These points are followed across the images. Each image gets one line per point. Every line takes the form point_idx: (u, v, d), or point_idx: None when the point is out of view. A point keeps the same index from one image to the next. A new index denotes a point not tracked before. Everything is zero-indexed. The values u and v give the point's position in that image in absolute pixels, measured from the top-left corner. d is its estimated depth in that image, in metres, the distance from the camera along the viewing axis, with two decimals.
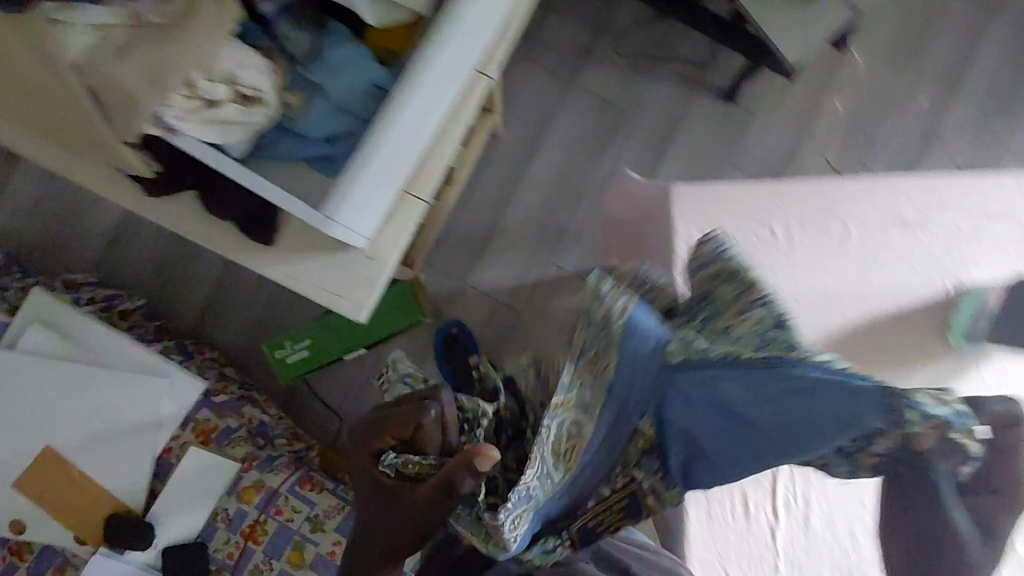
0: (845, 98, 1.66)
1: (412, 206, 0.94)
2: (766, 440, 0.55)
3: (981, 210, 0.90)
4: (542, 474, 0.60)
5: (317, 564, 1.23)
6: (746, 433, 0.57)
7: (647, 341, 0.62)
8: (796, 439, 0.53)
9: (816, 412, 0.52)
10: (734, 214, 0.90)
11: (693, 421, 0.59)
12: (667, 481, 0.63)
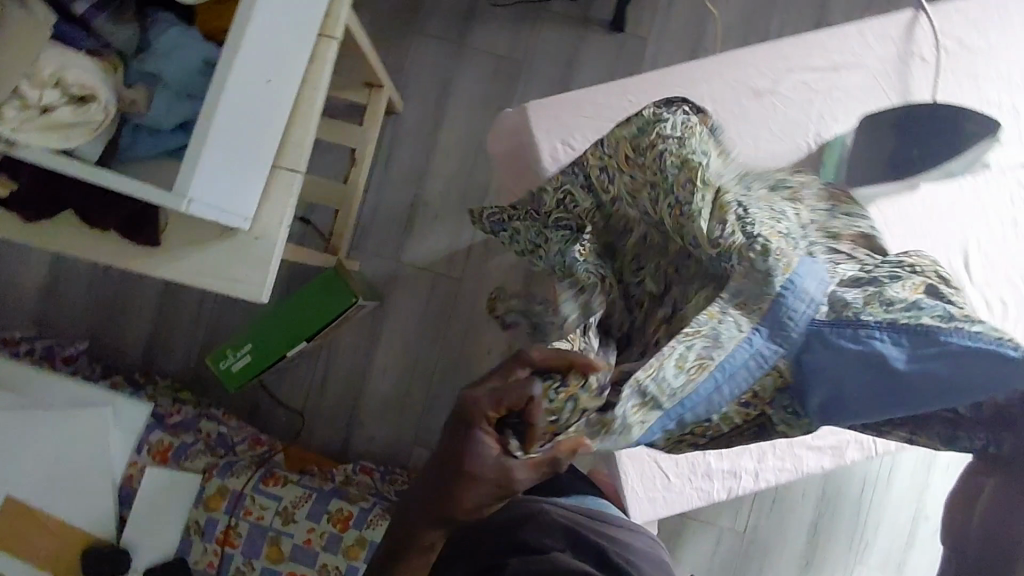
0: (731, 4, 1.67)
1: (286, 178, 0.96)
2: (911, 392, 0.52)
3: (826, 64, 0.91)
4: (653, 380, 0.54)
5: (295, 554, 1.26)
6: (892, 386, 0.52)
7: (804, 294, 0.57)
8: (942, 395, 0.51)
9: (969, 373, 0.50)
10: (596, 117, 0.91)
11: (838, 373, 0.54)
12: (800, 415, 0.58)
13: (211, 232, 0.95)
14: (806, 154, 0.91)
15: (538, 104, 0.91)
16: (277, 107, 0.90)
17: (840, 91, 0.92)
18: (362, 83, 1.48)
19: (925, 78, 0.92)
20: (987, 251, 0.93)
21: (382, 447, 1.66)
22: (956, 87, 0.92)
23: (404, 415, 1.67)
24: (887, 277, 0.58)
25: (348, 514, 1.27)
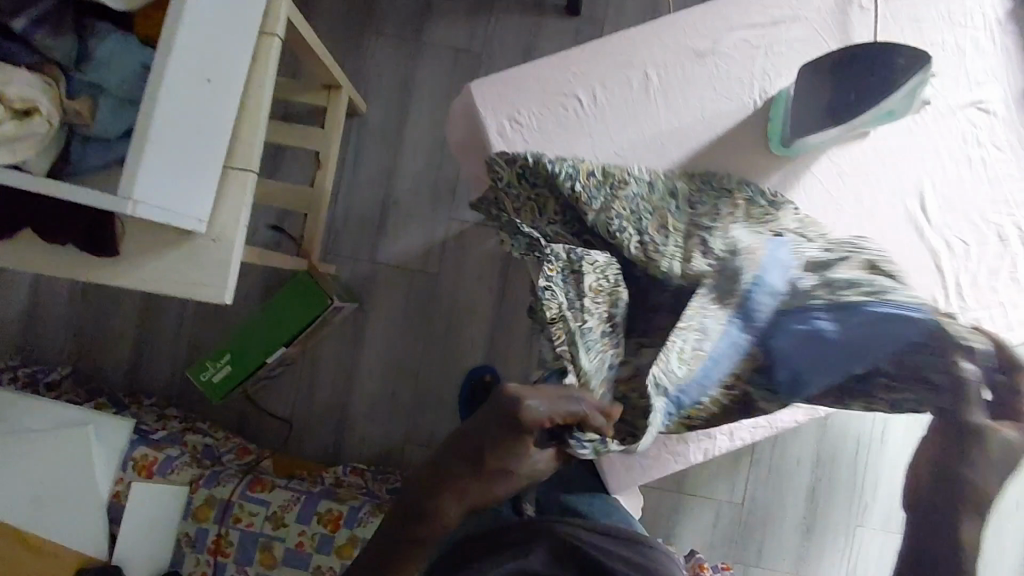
0: None
1: (240, 178, 0.96)
2: (850, 355, 0.64)
3: (766, 20, 0.92)
4: (665, 369, 0.65)
5: (288, 559, 1.26)
6: (838, 353, 0.64)
7: (766, 282, 0.70)
8: (871, 354, 0.63)
9: (886, 337, 0.62)
10: (542, 90, 0.91)
11: (796, 350, 0.66)
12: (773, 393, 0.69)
13: (170, 238, 0.95)
14: (752, 112, 0.91)
15: (483, 81, 0.91)
16: (221, 106, 0.90)
17: (782, 46, 0.92)
18: (321, 86, 1.48)
19: (866, 25, 0.92)
20: (945, 192, 0.92)
21: (374, 449, 1.66)
22: (898, 31, 0.92)
23: (393, 415, 1.67)
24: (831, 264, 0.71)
25: (339, 513, 1.27)
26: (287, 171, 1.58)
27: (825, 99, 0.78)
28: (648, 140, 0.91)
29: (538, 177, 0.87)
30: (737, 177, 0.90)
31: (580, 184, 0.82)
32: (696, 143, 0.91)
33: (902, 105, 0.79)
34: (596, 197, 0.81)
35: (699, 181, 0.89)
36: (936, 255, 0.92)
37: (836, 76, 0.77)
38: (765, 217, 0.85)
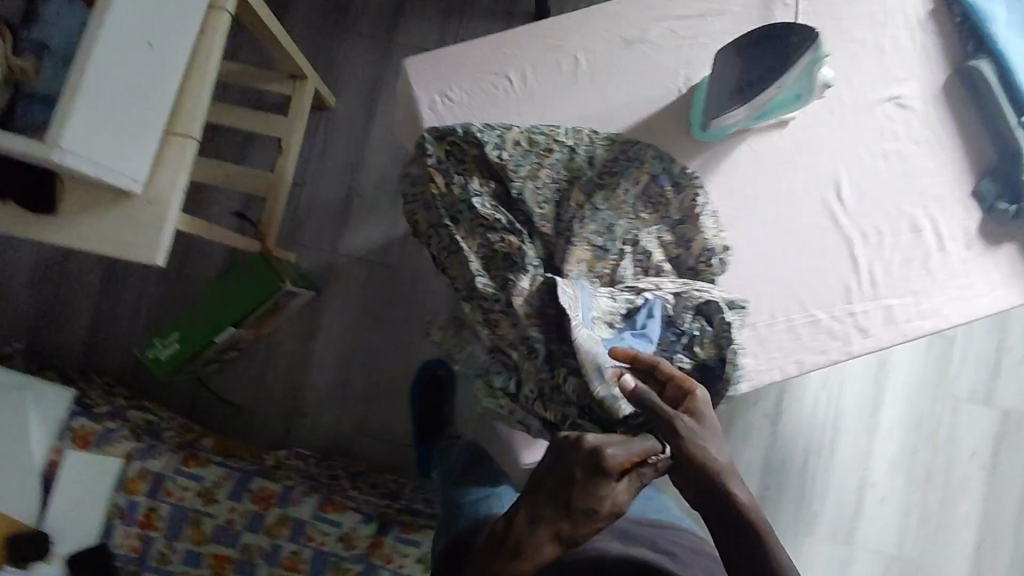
0: None
1: (180, 144, 1.00)
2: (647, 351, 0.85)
3: (692, 13, 0.96)
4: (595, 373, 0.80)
5: (217, 535, 1.28)
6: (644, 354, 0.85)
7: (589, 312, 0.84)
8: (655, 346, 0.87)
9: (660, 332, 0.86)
10: (473, 69, 0.95)
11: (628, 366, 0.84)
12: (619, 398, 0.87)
13: (108, 199, 0.98)
14: (676, 99, 0.95)
15: (417, 58, 0.94)
16: (165, 71, 0.94)
17: (707, 37, 0.96)
18: (288, 76, 1.52)
19: (787, 20, 0.96)
20: (860, 182, 0.95)
21: (325, 437, 1.66)
22: (820, 28, 0.96)
23: (346, 404, 1.67)
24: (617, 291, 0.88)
25: (271, 492, 1.30)
26: (253, 158, 1.61)
27: (727, 77, 0.81)
28: (575, 120, 0.94)
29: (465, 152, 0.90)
30: (649, 148, 0.93)
31: (506, 154, 0.89)
32: (622, 125, 0.95)
33: (802, 86, 0.80)
34: (521, 166, 0.89)
35: (619, 151, 0.92)
36: (850, 242, 0.95)
37: (739, 54, 0.80)
38: (660, 199, 0.92)
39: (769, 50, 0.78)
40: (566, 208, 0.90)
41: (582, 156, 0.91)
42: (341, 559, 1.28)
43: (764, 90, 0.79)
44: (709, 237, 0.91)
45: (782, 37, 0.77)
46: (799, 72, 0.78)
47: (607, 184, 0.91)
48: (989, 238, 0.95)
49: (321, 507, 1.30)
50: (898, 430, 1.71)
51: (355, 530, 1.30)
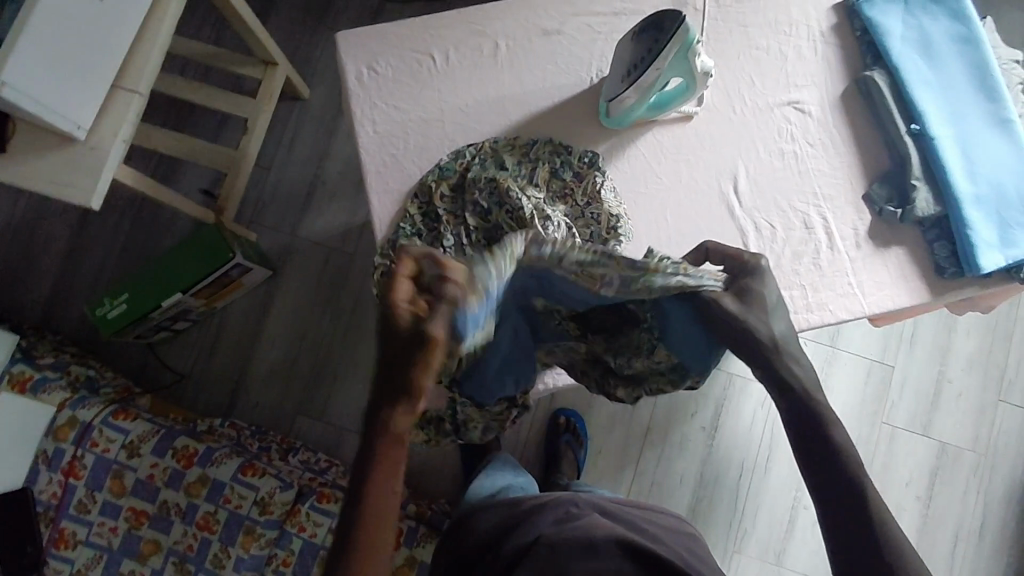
0: None
1: (125, 97, 1.07)
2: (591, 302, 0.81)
3: (608, 11, 1.03)
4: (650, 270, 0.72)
5: (137, 490, 1.28)
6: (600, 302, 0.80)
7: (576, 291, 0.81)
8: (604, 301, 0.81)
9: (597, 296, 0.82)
10: (400, 48, 1.02)
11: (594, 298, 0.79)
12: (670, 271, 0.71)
13: (52, 143, 1.04)
14: (587, 87, 1.01)
15: (349, 33, 1.01)
16: (116, 27, 1.02)
17: (620, 34, 1.03)
18: (260, 61, 1.60)
19: (698, 24, 1.02)
20: (757, 178, 1.00)
21: (265, 414, 1.68)
22: (726, 33, 1.03)
23: (290, 384, 1.70)
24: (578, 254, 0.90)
25: (194, 451, 1.29)
26: (226, 137, 1.67)
27: (625, 61, 0.89)
28: (491, 100, 1.01)
29: (389, 157, 0.99)
30: (547, 143, 0.99)
31: (432, 172, 0.97)
32: (536, 107, 1.01)
33: (682, 70, 0.86)
34: (435, 174, 0.97)
35: (524, 146, 0.99)
36: (744, 234, 0.99)
37: (633, 42, 0.87)
38: (565, 188, 0.96)
39: (649, 38, 0.84)
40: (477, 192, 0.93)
41: (489, 142, 0.98)
42: (255, 524, 1.26)
43: (645, 72, 0.86)
44: (613, 209, 0.94)
45: (658, 29, 0.83)
46: (674, 58, 0.84)
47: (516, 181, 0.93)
48: (879, 240, 0.98)
49: (241, 470, 1.28)
50: None
51: (272, 496, 1.28)
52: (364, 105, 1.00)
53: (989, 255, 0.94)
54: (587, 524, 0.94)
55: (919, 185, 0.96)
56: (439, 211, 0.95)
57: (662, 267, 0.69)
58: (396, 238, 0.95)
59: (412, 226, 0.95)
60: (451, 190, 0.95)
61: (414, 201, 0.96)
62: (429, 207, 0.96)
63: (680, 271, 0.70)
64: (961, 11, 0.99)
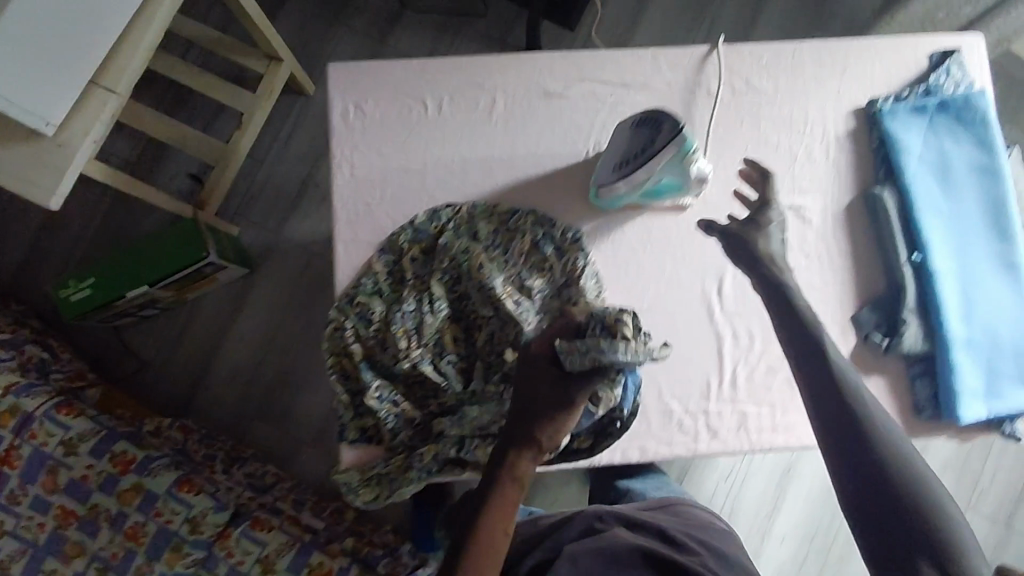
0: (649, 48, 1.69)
1: (101, 95, 1.02)
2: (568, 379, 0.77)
3: (618, 81, 0.97)
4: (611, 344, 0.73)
5: (68, 489, 1.25)
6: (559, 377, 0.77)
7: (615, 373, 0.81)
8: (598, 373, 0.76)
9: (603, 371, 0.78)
10: (391, 90, 0.96)
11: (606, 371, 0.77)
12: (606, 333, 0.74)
13: (18, 135, 0.99)
14: (581, 159, 0.96)
15: (341, 66, 0.95)
16: (97, 26, 0.98)
17: (626, 107, 0.96)
18: (263, 55, 1.54)
19: (707, 109, 0.97)
20: (742, 285, 0.95)
21: (221, 414, 1.62)
22: (737, 123, 0.97)
23: (252, 385, 1.63)
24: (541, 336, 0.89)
25: (132, 458, 1.27)
26: (221, 126, 1.62)
27: (619, 151, 0.89)
28: (479, 158, 0.95)
29: (364, 205, 0.94)
30: (530, 216, 0.94)
31: (403, 229, 0.93)
32: (525, 173, 0.96)
33: (677, 173, 0.88)
34: (407, 234, 0.92)
35: (501, 217, 0.94)
36: (720, 339, 0.94)
37: (630, 136, 0.87)
38: (545, 264, 0.92)
39: (646, 135, 0.85)
40: (446, 261, 0.91)
41: (467, 207, 0.93)
42: (182, 542, 1.24)
43: (635, 170, 0.86)
44: (591, 298, 0.91)
45: (656, 128, 0.84)
46: (670, 161, 0.85)
47: (487, 255, 0.91)
48: (862, 367, 0.93)
49: (176, 485, 1.27)
50: (790, 539, 1.66)
51: (204, 516, 1.26)
52: (344, 146, 0.94)
53: (971, 406, 0.89)
54: (610, 538, 0.94)
55: (911, 318, 0.91)
56: (409, 275, 0.92)
57: (573, 349, 0.74)
58: (355, 294, 0.92)
59: (374, 284, 0.92)
60: (421, 254, 0.93)
61: (379, 257, 0.93)
62: (398, 268, 0.93)
63: (588, 352, 0.73)
64: (989, 140, 0.93)
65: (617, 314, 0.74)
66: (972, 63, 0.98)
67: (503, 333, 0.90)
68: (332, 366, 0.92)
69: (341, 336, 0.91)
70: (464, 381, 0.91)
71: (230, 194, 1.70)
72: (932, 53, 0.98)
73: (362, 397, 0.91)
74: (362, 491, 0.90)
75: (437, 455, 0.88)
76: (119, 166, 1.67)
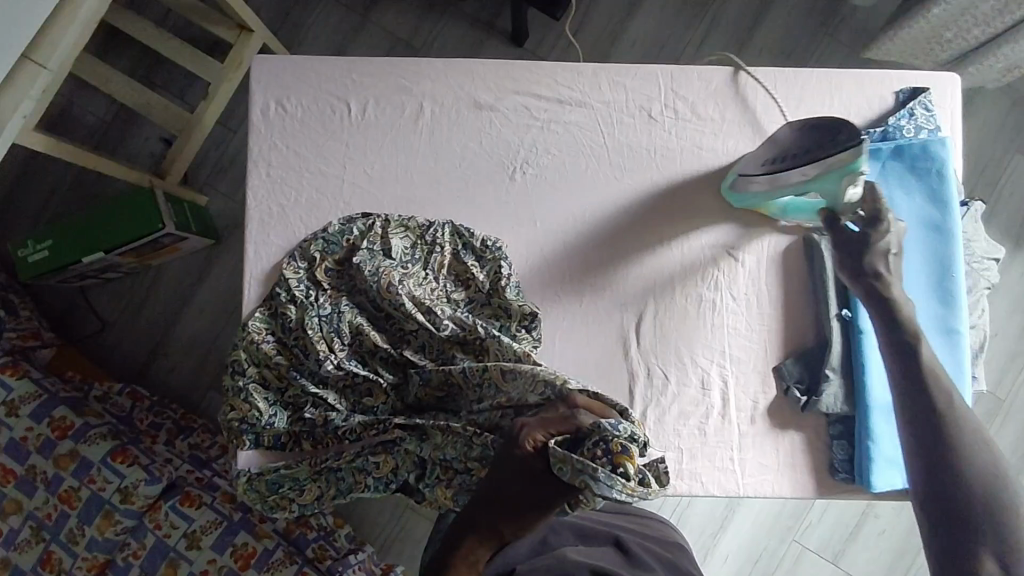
0: (638, 44, 1.59)
1: (31, 71, 1.00)
2: (544, 481, 0.64)
3: (553, 98, 0.92)
4: (609, 474, 0.63)
5: (9, 448, 1.27)
6: (533, 471, 0.64)
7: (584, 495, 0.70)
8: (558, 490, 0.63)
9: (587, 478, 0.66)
10: (317, 89, 0.92)
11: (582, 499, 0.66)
12: (612, 466, 0.64)
13: None
14: (506, 176, 0.91)
15: (267, 61, 0.92)
16: None
17: (559, 125, 0.92)
18: (235, 24, 1.49)
19: (645, 134, 0.92)
20: (665, 322, 0.90)
21: (180, 379, 1.64)
22: (677, 150, 0.91)
23: (211, 355, 1.65)
24: (467, 351, 0.84)
25: (70, 424, 1.28)
26: (194, 95, 1.59)
27: (776, 148, 0.82)
28: (400, 167, 0.91)
29: (279, 206, 0.91)
30: (447, 227, 0.89)
31: (320, 234, 0.89)
32: (447, 186, 0.91)
33: (830, 191, 0.76)
34: (328, 238, 0.88)
35: (415, 231, 0.88)
36: (633, 378, 0.89)
37: (798, 136, 0.79)
38: (468, 276, 0.87)
39: (815, 138, 0.76)
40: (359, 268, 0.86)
41: (380, 220, 0.88)
42: (113, 511, 1.25)
43: (790, 169, 0.79)
44: (524, 304, 0.85)
45: (831, 133, 0.74)
46: (827, 172, 0.74)
47: (402, 271, 0.85)
48: (777, 420, 0.88)
49: (111, 455, 1.27)
50: (733, 559, 1.63)
51: (136, 488, 1.26)
52: (262, 144, 0.92)
53: (885, 474, 0.83)
54: (555, 555, 0.81)
55: (833, 377, 0.85)
56: (327, 280, 0.88)
57: (567, 462, 0.62)
58: (274, 304, 0.88)
59: (287, 292, 0.87)
60: (337, 265, 0.88)
61: (293, 257, 0.89)
62: (315, 272, 0.88)
63: (582, 473, 0.62)
64: (942, 195, 0.86)
65: (627, 443, 0.65)
66: (940, 108, 0.90)
67: (432, 341, 0.85)
68: (251, 375, 0.86)
69: (255, 345, 0.86)
70: (397, 372, 0.87)
71: (200, 162, 1.68)
72: (901, 90, 0.90)
73: (286, 402, 0.87)
74: (305, 490, 0.85)
75: (397, 470, 0.83)
76: (95, 125, 1.66)
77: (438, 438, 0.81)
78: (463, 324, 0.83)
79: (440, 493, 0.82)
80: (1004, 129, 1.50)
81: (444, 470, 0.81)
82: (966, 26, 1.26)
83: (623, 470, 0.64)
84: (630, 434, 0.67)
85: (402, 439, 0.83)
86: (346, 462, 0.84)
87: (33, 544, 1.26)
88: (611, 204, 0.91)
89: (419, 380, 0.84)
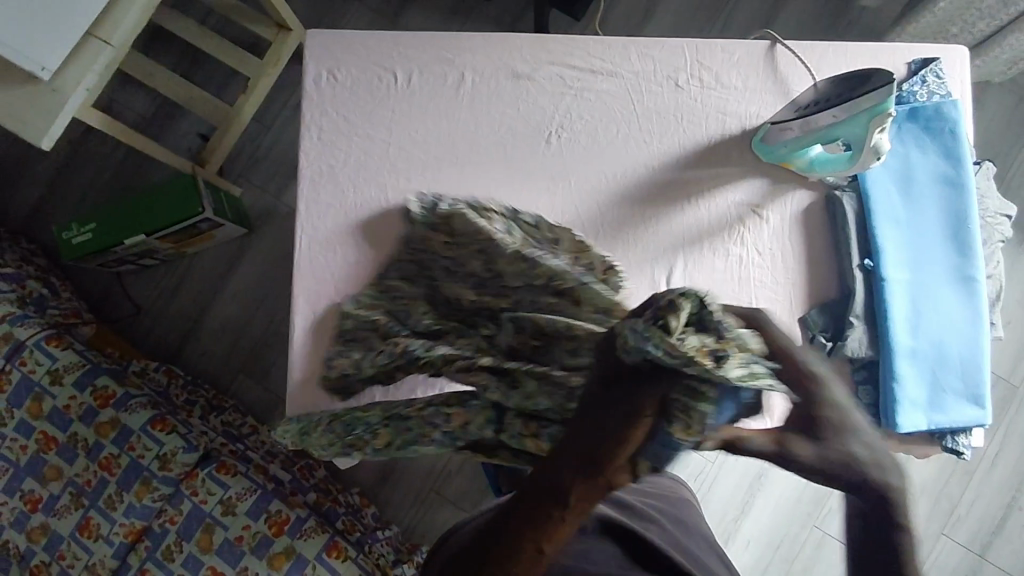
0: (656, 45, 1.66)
1: (95, 46, 1.06)
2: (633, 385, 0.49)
3: (586, 68, 0.98)
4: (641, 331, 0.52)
5: (51, 417, 1.31)
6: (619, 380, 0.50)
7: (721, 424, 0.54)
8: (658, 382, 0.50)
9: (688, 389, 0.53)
10: (365, 61, 0.99)
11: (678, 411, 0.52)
12: (654, 324, 0.53)
13: (17, 76, 1.04)
14: (541, 139, 0.97)
15: (320, 35, 0.98)
16: None
17: (591, 93, 0.98)
18: (274, 23, 1.56)
19: (671, 100, 0.98)
20: (694, 274, 0.94)
21: (210, 364, 1.69)
22: (703, 115, 0.97)
23: (241, 340, 1.69)
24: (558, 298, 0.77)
25: (112, 393, 1.32)
26: (232, 91, 1.67)
27: (811, 97, 0.85)
28: (442, 131, 0.97)
29: (329, 169, 0.97)
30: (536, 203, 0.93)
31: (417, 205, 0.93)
32: (487, 149, 0.97)
33: (855, 136, 0.80)
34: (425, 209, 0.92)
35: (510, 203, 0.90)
36: None
37: (835, 84, 0.82)
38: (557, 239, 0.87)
39: (849, 85, 0.79)
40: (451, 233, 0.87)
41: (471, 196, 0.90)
42: (152, 477, 1.30)
43: (820, 113, 0.81)
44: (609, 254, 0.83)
45: (864, 78, 0.77)
46: (856, 115, 0.77)
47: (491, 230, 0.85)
48: None
49: (151, 423, 1.32)
50: (755, 544, 1.64)
51: (175, 454, 1.31)
52: (314, 110, 0.98)
53: (913, 414, 0.87)
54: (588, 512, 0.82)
55: (857, 322, 0.89)
56: (427, 245, 0.90)
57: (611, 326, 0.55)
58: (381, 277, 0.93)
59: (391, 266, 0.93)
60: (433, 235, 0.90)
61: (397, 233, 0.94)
62: (418, 241, 0.91)
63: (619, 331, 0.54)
64: (953, 152, 0.91)
65: (670, 299, 0.55)
66: (951, 74, 0.96)
67: (530, 297, 0.80)
68: (351, 331, 0.91)
69: (357, 307, 0.92)
70: (494, 327, 0.82)
71: (234, 157, 1.74)
72: (912, 61, 0.95)
73: (377, 352, 0.88)
74: (378, 434, 0.81)
75: (469, 427, 0.75)
76: (134, 120, 1.74)
77: (531, 389, 0.70)
78: (555, 271, 0.78)
79: (529, 445, 0.69)
80: (1011, 123, 1.57)
81: (528, 426, 0.70)
82: (970, 21, 1.33)
83: (664, 325, 0.54)
84: (686, 295, 0.56)
85: (488, 387, 0.74)
86: (415, 412, 0.80)
87: (72, 510, 1.29)
88: (642, 165, 0.97)
89: (514, 328, 0.78)
